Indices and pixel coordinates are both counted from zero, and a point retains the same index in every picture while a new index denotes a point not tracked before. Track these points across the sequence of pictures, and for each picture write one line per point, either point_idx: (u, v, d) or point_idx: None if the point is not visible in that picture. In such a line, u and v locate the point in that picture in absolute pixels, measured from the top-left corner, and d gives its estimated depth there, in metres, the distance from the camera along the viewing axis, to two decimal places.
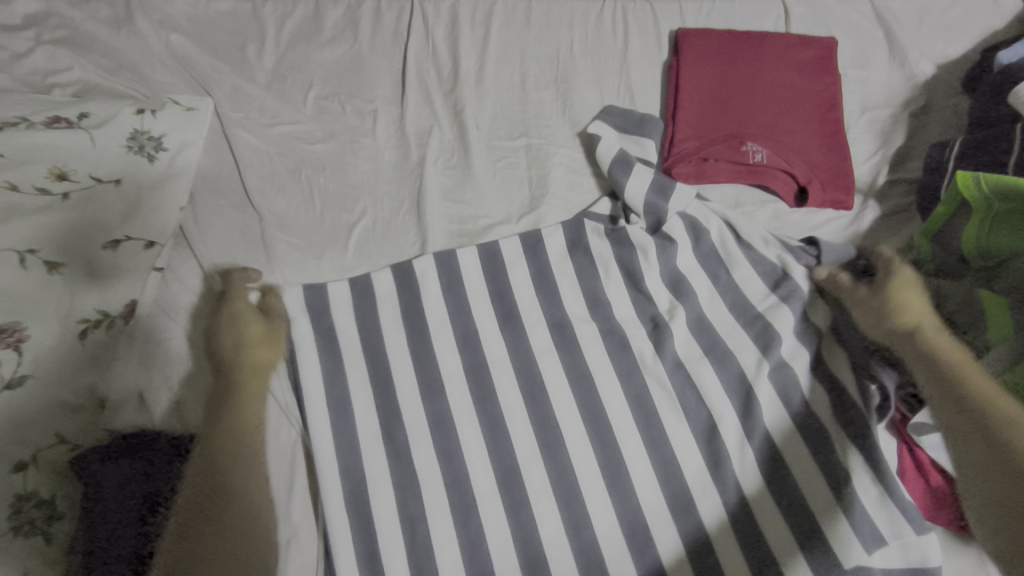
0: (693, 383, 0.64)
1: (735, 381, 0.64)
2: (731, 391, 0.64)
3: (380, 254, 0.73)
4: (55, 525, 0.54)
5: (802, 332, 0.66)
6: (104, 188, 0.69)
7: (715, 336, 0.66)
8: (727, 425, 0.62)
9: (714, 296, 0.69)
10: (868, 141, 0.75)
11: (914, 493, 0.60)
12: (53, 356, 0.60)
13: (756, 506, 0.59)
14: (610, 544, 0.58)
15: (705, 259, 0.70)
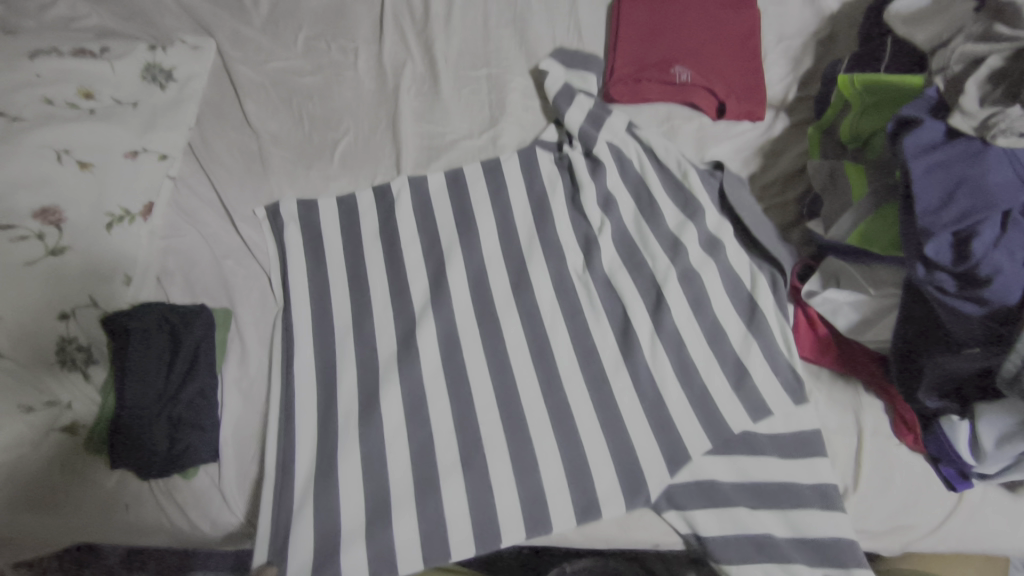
0: (622, 267, 0.76)
1: (645, 276, 0.75)
2: (642, 282, 0.75)
3: (361, 164, 0.85)
4: (91, 367, 0.68)
5: (705, 236, 0.76)
6: (124, 108, 0.81)
7: (635, 244, 0.78)
8: (642, 316, 0.73)
9: (627, 213, 0.80)
10: (782, 66, 0.88)
11: (805, 344, 0.71)
12: (87, 237, 0.71)
13: (666, 362, 0.70)
14: (554, 385, 0.70)
15: (629, 184, 0.81)
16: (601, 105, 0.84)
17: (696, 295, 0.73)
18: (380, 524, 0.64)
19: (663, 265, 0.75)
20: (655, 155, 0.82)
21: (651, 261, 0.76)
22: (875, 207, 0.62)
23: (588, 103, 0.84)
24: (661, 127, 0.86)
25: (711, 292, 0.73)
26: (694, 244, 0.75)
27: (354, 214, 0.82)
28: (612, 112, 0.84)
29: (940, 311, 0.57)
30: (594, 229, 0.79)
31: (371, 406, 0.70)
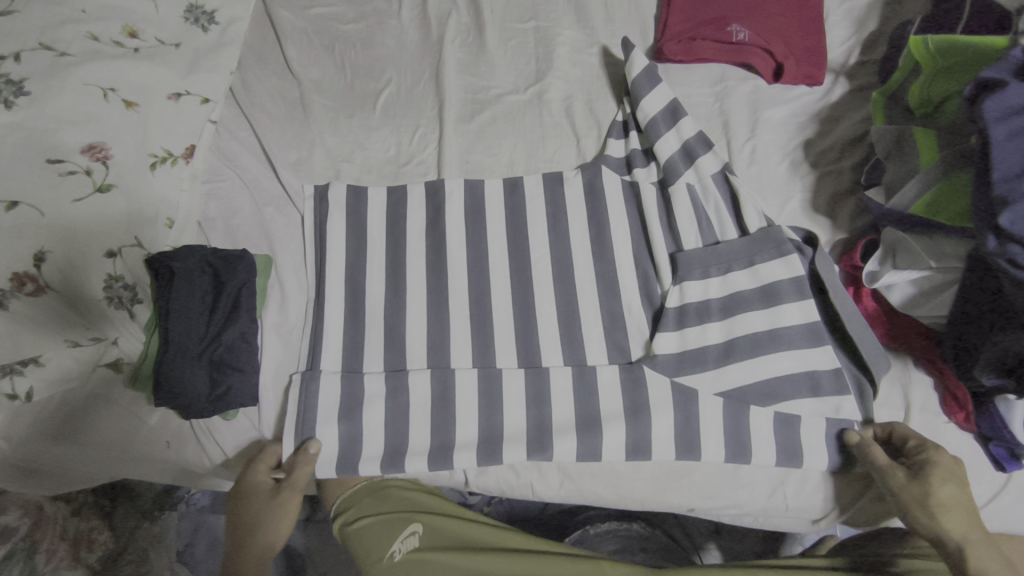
0: (705, 318, 0.67)
1: (713, 283, 0.69)
2: (712, 291, 0.69)
3: (402, 115, 0.83)
4: (137, 306, 0.68)
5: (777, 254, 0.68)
6: (167, 48, 0.80)
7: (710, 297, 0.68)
8: (712, 378, 0.65)
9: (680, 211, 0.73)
10: (844, 28, 0.84)
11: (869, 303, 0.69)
12: (132, 176, 0.71)
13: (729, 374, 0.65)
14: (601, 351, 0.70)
15: (711, 252, 0.69)
16: (675, 116, 0.76)
17: (769, 367, 0.65)
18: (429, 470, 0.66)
19: (726, 325, 0.67)
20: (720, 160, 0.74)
21: (710, 318, 0.67)
22: (944, 173, 0.59)
23: (659, 120, 0.77)
24: (715, 89, 0.82)
25: (785, 366, 0.64)
26: (767, 259, 0.68)
27: (397, 167, 0.80)
28: (685, 112, 0.76)
29: (1008, 285, 0.55)
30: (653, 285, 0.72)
31: (411, 360, 0.70)
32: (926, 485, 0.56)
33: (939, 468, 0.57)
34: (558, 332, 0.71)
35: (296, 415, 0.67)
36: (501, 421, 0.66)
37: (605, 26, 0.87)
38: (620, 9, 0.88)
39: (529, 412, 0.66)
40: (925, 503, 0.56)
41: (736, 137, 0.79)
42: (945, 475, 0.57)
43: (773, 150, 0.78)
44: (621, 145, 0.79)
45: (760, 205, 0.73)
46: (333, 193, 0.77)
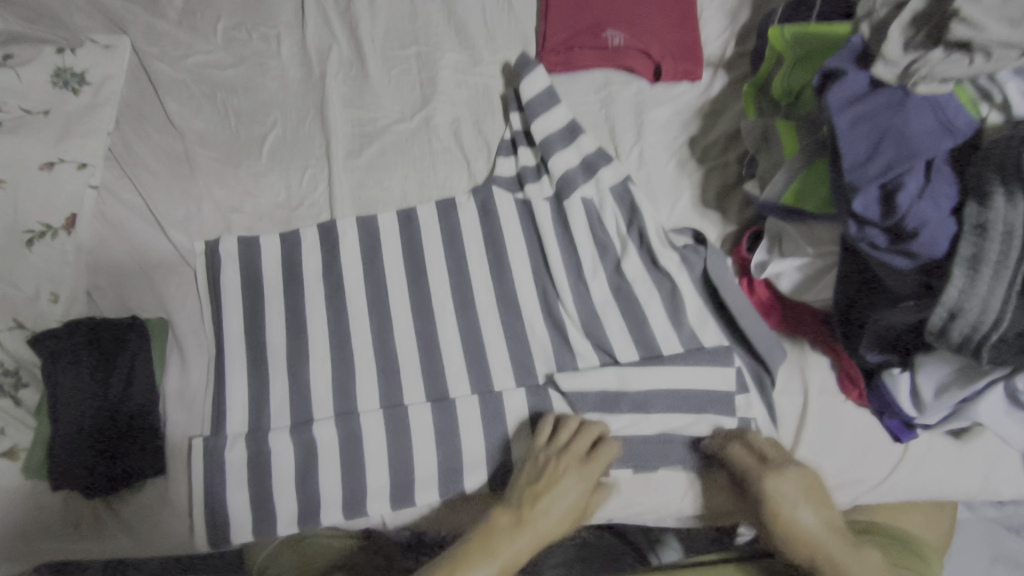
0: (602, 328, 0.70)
1: (622, 296, 0.72)
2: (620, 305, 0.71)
3: (290, 157, 0.82)
4: (22, 391, 0.66)
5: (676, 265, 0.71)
6: (34, 118, 0.78)
7: (608, 310, 0.71)
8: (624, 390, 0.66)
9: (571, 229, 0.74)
10: (718, 22, 0.85)
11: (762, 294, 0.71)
12: (6, 258, 0.71)
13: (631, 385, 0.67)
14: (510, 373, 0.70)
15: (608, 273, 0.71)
16: (572, 131, 0.78)
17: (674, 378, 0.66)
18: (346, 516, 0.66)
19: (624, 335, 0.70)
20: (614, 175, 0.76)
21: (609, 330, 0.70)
22: (806, 164, 0.60)
23: (557, 135, 0.78)
24: (599, 95, 0.83)
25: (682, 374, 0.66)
26: (669, 268, 0.71)
27: (289, 211, 0.79)
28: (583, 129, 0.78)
29: (879, 267, 0.56)
30: (557, 306, 0.72)
31: (318, 408, 0.69)
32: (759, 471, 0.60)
33: (777, 482, 0.58)
34: (464, 363, 0.70)
35: (204, 481, 0.66)
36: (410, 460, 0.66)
37: (486, 44, 0.87)
38: (499, 25, 0.88)
39: (439, 446, 0.66)
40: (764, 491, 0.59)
41: (622, 142, 0.80)
42: (779, 493, 0.58)
43: (659, 150, 0.79)
44: (512, 163, 0.79)
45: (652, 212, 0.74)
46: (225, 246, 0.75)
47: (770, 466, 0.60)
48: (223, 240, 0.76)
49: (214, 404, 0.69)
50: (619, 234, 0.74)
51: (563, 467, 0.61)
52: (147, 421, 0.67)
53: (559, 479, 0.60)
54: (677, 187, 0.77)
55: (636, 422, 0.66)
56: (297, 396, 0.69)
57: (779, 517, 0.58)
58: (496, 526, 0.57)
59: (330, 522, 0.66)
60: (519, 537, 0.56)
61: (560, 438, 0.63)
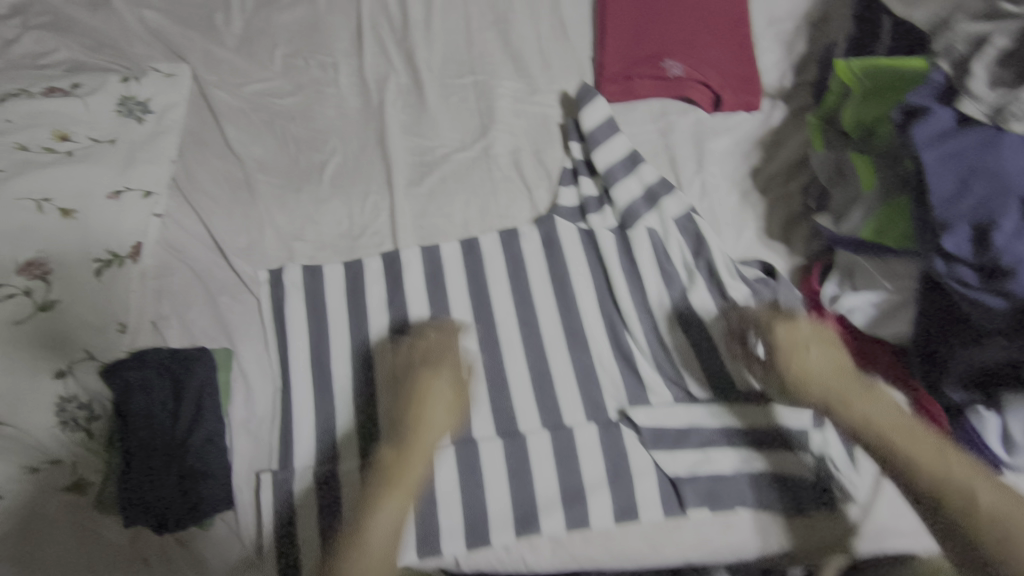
0: (673, 362, 0.70)
1: (692, 330, 0.70)
2: (691, 339, 0.70)
3: (351, 185, 0.82)
4: (93, 424, 0.65)
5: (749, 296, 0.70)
6: (102, 146, 0.78)
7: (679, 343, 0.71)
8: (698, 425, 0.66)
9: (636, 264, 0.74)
10: (775, 51, 0.85)
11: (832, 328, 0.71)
12: (73, 285, 0.69)
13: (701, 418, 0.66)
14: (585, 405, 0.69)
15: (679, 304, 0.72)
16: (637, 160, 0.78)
17: (744, 414, 0.66)
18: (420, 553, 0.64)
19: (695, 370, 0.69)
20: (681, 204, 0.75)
21: (681, 364, 0.70)
22: (884, 199, 0.61)
23: (619, 167, 0.78)
24: (658, 123, 0.83)
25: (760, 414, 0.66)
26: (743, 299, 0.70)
27: (351, 239, 0.79)
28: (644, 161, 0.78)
29: (966, 304, 0.56)
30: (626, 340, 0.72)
31: (387, 440, 0.68)
32: (784, 348, 0.59)
33: (801, 330, 0.59)
34: (532, 397, 0.70)
35: (276, 516, 0.66)
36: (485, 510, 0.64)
37: (542, 73, 0.87)
38: (555, 54, 0.88)
39: (511, 482, 0.65)
40: (795, 368, 0.58)
41: (684, 171, 0.79)
42: (807, 354, 0.58)
43: (720, 180, 0.79)
44: (573, 192, 0.79)
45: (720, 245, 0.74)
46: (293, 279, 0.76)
47: (789, 330, 0.59)
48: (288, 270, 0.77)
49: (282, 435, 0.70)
50: (688, 264, 0.73)
51: (431, 401, 0.63)
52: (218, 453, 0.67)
53: (430, 418, 0.62)
54: (740, 221, 0.77)
55: (708, 458, 0.65)
56: (366, 428, 0.69)
57: (807, 382, 0.57)
58: (369, 494, 0.58)
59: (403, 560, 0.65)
60: (390, 499, 0.58)
61: (407, 360, 0.67)
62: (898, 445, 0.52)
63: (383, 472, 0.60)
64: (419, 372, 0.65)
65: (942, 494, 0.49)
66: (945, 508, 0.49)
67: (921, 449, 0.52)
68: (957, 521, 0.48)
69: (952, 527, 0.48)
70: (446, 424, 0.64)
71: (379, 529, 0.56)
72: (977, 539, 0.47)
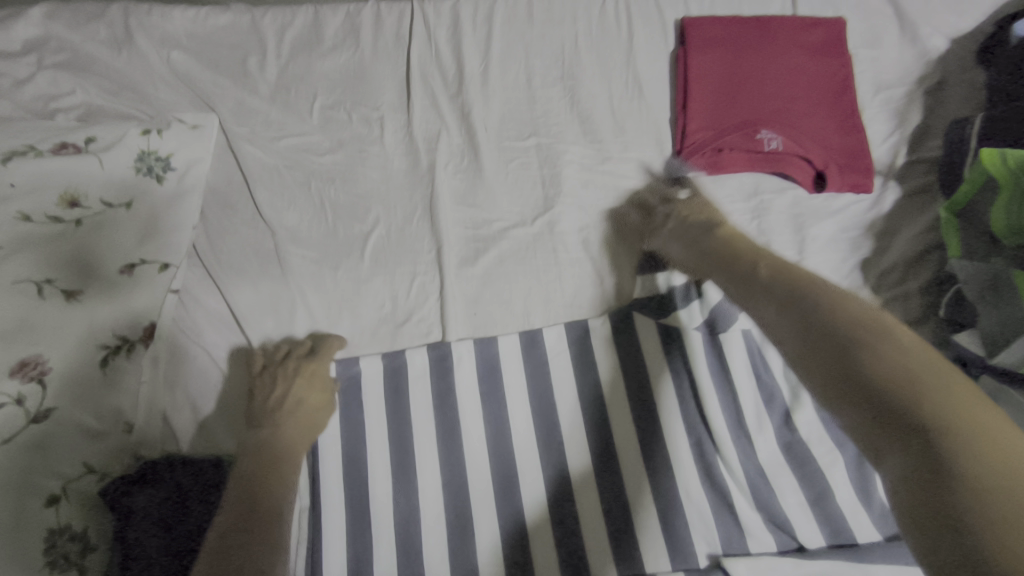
0: (775, 498, 0.58)
1: (802, 462, 0.59)
2: (800, 473, 0.59)
3: (395, 262, 0.72)
4: (88, 558, 0.55)
5: None
6: (116, 211, 0.69)
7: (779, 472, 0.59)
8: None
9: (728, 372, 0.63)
10: (884, 122, 0.74)
11: None
12: (76, 384, 0.58)
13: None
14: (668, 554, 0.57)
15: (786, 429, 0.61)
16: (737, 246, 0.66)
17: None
18: None
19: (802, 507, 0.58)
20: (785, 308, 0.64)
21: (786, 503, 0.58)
22: None
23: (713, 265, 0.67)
24: (750, 202, 0.72)
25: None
26: None
27: (394, 327, 0.69)
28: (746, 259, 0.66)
29: None
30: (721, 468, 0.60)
31: None
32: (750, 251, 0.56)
33: (771, 260, 0.53)
34: (607, 536, 0.58)
35: None
36: None
37: (614, 138, 0.77)
38: (629, 116, 0.78)
39: None
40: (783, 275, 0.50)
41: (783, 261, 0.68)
42: (799, 276, 0.49)
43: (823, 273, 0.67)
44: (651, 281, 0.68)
45: None
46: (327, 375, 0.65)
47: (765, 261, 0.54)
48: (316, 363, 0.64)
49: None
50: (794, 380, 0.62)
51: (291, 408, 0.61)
52: None
53: (297, 405, 0.61)
54: None
55: None
56: (407, 568, 0.58)
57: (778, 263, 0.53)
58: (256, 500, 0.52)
59: None
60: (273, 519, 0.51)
61: (276, 356, 0.65)
62: (839, 323, 0.43)
63: (259, 451, 0.57)
64: (306, 369, 0.63)
65: (908, 378, 0.37)
66: (916, 424, 0.34)
67: (912, 354, 0.39)
68: (881, 379, 0.37)
69: (919, 436, 0.33)
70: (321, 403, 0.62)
71: (287, 496, 0.55)
72: (932, 442, 0.33)
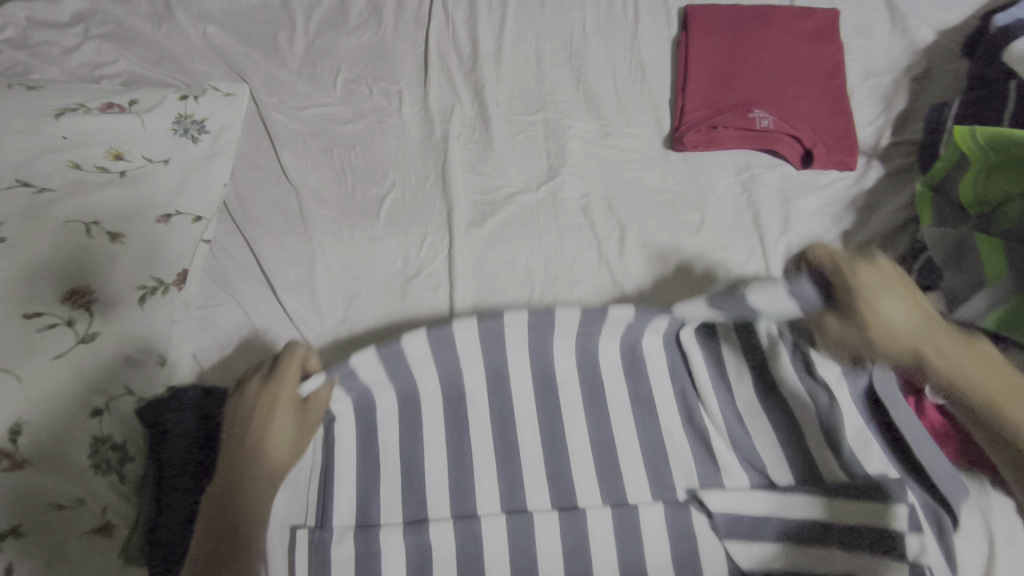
0: (748, 440, 0.65)
1: None
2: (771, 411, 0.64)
3: (408, 222, 0.78)
4: (126, 466, 0.62)
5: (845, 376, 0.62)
6: (155, 167, 0.75)
7: (750, 415, 0.66)
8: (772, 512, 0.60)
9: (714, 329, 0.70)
10: (871, 107, 0.79)
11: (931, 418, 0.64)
12: (118, 316, 0.65)
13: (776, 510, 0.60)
14: (651, 482, 0.64)
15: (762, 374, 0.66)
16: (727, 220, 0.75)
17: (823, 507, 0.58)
18: None
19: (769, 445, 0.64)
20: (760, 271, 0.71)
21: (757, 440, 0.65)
22: (1018, 288, 0.54)
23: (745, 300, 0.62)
24: (740, 177, 0.77)
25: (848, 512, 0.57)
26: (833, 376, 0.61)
27: (405, 280, 0.75)
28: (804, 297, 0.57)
29: None
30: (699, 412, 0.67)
31: (431, 506, 0.63)
32: (866, 288, 0.53)
33: (860, 270, 0.54)
34: (593, 470, 0.65)
35: None
36: None
37: (617, 115, 0.82)
38: (631, 96, 0.83)
39: (567, 564, 0.60)
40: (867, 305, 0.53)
41: (768, 231, 0.73)
42: (883, 301, 0.53)
43: (806, 243, 0.73)
44: (646, 246, 0.74)
45: None
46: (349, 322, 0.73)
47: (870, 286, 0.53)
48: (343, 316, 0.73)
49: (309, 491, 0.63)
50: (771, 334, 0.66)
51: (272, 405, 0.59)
52: None
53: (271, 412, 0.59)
54: None
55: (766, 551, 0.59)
56: (411, 492, 0.63)
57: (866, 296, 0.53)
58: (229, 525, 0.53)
59: None
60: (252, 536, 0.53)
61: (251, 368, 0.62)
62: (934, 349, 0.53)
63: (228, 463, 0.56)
64: (263, 396, 0.59)
65: (953, 386, 0.53)
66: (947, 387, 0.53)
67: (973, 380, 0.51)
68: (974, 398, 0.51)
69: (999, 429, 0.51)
70: (290, 432, 0.60)
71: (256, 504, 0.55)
72: (1001, 425, 0.50)
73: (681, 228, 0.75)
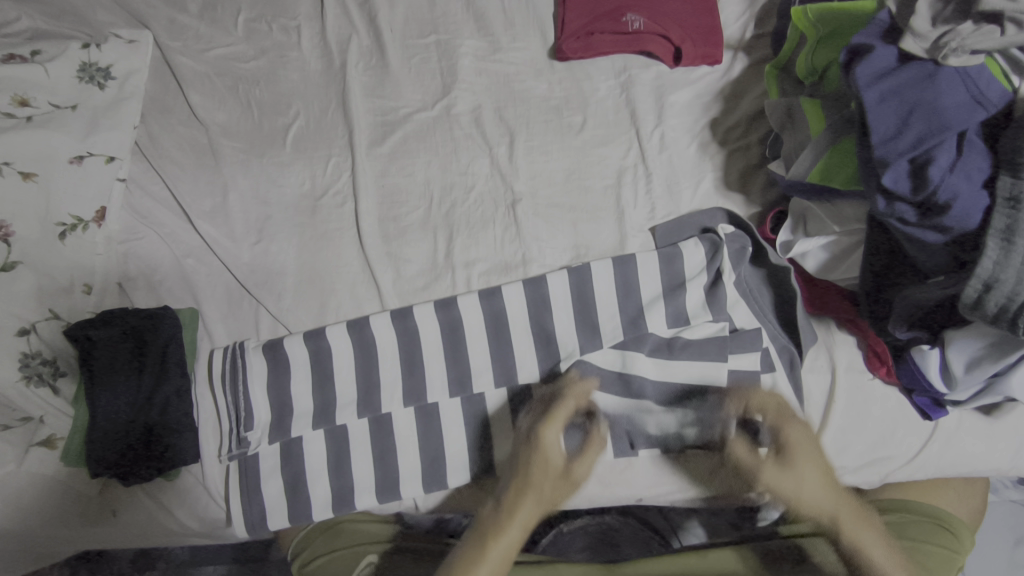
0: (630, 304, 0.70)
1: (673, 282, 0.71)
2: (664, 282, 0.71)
3: (313, 147, 0.82)
4: (59, 380, 0.68)
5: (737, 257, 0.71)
6: (62, 112, 0.78)
7: (638, 294, 0.71)
8: (645, 377, 0.68)
9: (599, 216, 0.76)
10: (737, 4, 0.85)
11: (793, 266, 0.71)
12: (40, 247, 0.70)
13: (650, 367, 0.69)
14: (539, 351, 0.70)
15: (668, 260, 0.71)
16: (609, 119, 0.81)
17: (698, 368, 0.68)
18: (383, 494, 0.68)
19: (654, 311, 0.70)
20: (637, 162, 0.78)
21: (651, 327, 0.69)
22: (833, 141, 0.60)
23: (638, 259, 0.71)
24: (620, 79, 0.83)
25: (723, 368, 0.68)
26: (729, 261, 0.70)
27: (313, 200, 0.80)
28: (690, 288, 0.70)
29: (908, 241, 0.56)
30: (592, 299, 0.70)
31: (346, 394, 0.70)
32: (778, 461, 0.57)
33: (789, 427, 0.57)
34: (490, 351, 0.70)
35: (240, 480, 0.69)
36: (445, 460, 0.68)
37: (505, 31, 0.87)
38: (517, 12, 0.88)
39: (469, 428, 0.69)
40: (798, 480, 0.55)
41: (645, 124, 0.80)
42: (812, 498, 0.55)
43: (680, 134, 0.79)
44: (536, 149, 0.80)
45: (672, 201, 0.76)
46: (265, 243, 0.78)
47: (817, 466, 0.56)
48: (259, 240, 0.78)
49: (234, 395, 0.70)
50: (668, 229, 0.74)
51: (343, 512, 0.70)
52: (180, 413, 0.68)
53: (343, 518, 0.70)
54: (702, 170, 0.77)
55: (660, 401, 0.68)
56: (329, 384, 0.70)
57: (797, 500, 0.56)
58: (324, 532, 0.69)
59: (365, 505, 0.68)
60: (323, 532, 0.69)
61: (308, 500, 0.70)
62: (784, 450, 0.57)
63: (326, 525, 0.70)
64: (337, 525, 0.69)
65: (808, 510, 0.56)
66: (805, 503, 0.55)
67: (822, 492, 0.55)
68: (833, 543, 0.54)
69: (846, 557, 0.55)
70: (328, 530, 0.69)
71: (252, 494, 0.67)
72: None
73: (566, 130, 0.81)
